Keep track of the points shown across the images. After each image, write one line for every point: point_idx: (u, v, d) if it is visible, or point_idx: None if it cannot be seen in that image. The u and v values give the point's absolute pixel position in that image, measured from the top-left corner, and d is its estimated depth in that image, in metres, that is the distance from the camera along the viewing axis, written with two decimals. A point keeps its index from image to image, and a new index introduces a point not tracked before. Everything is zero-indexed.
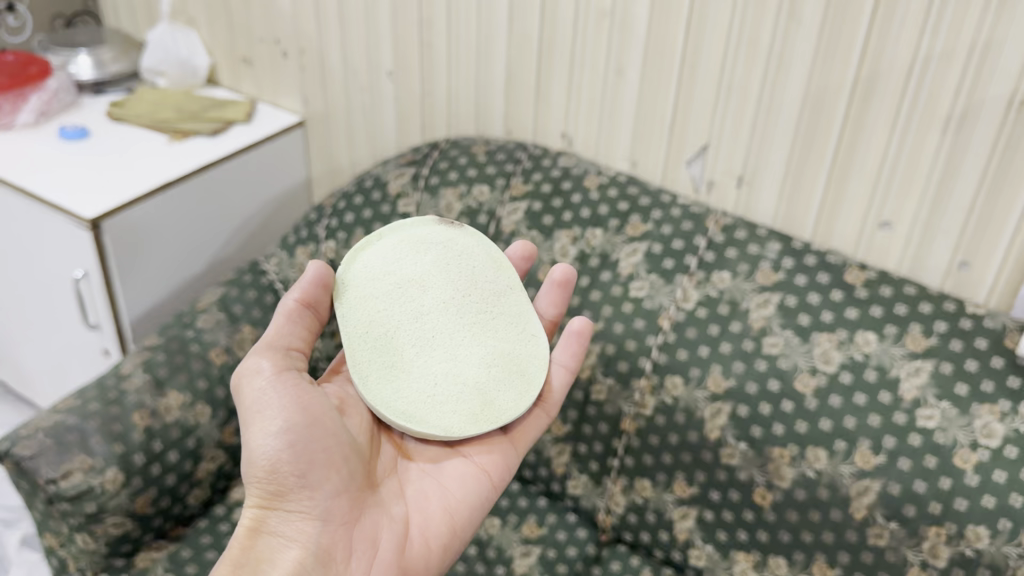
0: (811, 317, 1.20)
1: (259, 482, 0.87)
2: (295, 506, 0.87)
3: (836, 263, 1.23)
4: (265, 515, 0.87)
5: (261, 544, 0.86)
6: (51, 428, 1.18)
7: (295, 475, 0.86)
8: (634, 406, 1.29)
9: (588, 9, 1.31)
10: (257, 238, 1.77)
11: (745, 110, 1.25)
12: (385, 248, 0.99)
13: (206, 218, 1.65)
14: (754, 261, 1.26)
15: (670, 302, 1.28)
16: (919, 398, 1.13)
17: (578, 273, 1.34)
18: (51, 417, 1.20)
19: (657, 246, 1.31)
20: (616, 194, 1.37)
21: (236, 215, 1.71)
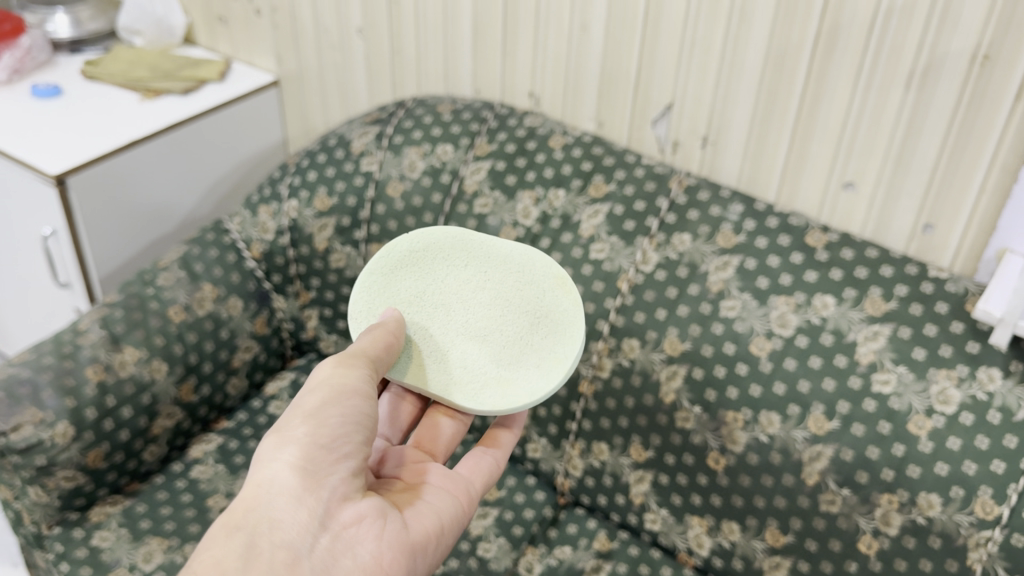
0: (770, 280, 1.18)
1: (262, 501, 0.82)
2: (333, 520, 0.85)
3: (798, 226, 1.21)
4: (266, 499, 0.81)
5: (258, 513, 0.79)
6: (2, 381, 1.17)
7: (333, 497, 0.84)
8: (591, 369, 1.27)
9: None
10: (232, 199, 1.78)
11: (707, 67, 1.22)
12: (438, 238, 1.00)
13: (179, 180, 1.65)
14: (715, 223, 1.24)
15: (630, 265, 1.25)
16: (875, 362, 1.10)
17: (540, 235, 1.32)
18: (4, 370, 1.20)
19: (619, 207, 1.29)
20: (581, 154, 1.34)
21: (209, 176, 1.70)
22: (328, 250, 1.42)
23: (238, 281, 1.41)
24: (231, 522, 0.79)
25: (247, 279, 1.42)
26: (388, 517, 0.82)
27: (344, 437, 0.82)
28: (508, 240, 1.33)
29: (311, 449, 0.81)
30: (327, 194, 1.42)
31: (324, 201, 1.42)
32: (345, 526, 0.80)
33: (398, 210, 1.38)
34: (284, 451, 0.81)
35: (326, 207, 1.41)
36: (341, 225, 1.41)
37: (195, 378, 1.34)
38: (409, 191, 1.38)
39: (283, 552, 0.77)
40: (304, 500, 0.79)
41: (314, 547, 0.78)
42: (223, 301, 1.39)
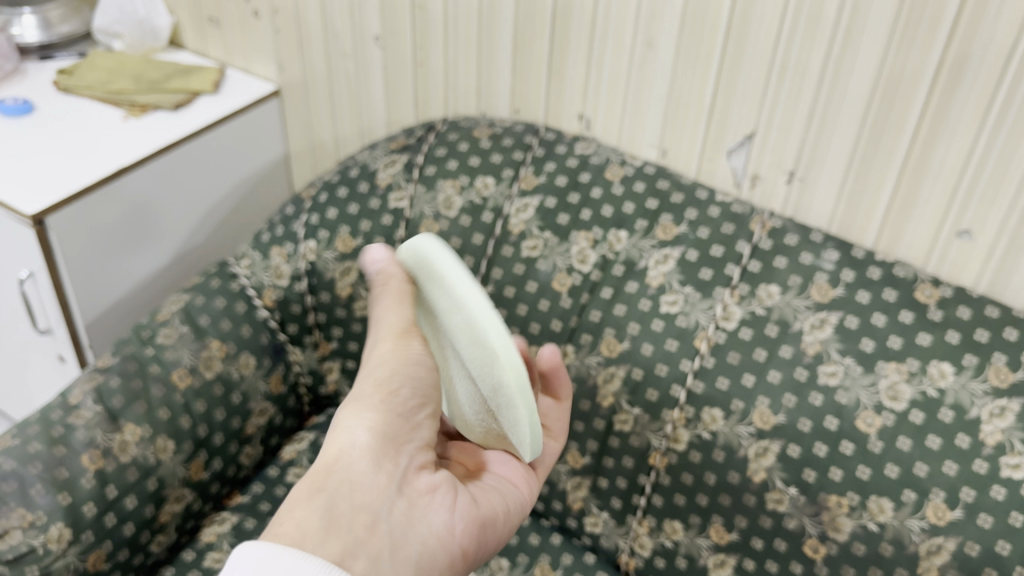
0: (876, 342, 1.02)
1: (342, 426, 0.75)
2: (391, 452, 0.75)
3: (904, 279, 1.05)
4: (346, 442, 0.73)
5: (340, 479, 0.72)
6: None
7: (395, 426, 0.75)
8: (665, 440, 1.12)
9: None
10: (234, 224, 1.60)
11: (801, 95, 1.06)
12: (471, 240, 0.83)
13: (175, 206, 1.46)
14: (808, 273, 1.08)
15: (709, 321, 1.09)
16: (1004, 443, 0.95)
17: (600, 283, 1.15)
18: None
19: (692, 251, 1.12)
20: (643, 189, 1.18)
21: (207, 201, 1.52)
22: (352, 298, 1.25)
23: (249, 334, 1.23)
24: (313, 481, 0.71)
25: (258, 331, 1.24)
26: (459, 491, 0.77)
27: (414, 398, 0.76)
28: (563, 288, 1.17)
29: (389, 414, 0.74)
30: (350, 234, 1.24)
31: (347, 241, 1.24)
32: (422, 492, 0.74)
33: None
34: (360, 417, 0.74)
35: (350, 248, 1.24)
36: (368, 269, 1.24)
37: (205, 453, 1.17)
38: (445, 232, 1.21)
39: (365, 515, 0.69)
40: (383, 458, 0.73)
41: (393, 512, 0.71)
42: (234, 360, 1.21)
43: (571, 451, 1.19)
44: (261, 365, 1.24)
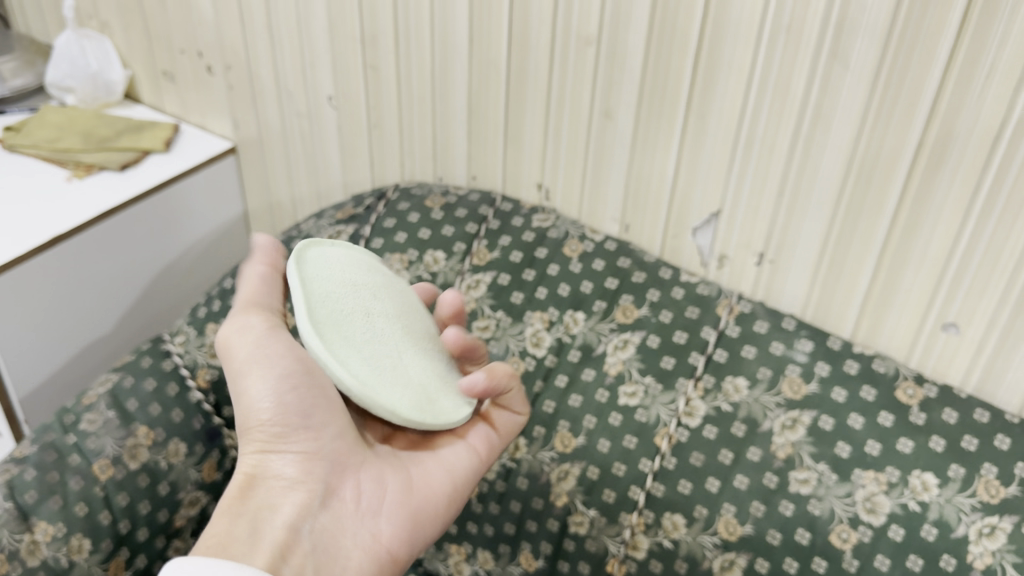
0: (852, 448, 0.92)
1: (250, 437, 0.75)
2: (295, 445, 0.75)
3: (884, 375, 0.95)
4: (264, 459, 0.75)
5: (259, 494, 0.74)
6: None
7: (296, 417, 0.75)
8: (623, 547, 0.98)
9: (568, 35, 1.04)
10: (193, 279, 1.52)
11: (770, 172, 0.97)
12: (326, 260, 0.82)
13: (127, 262, 1.38)
14: (779, 364, 0.98)
15: (671, 417, 0.99)
16: (993, 567, 0.83)
17: (554, 369, 1.06)
18: None
19: (653, 338, 1.03)
20: (603, 267, 1.09)
21: (162, 258, 1.44)
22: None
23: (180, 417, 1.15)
24: (231, 503, 0.73)
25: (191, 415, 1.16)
26: (387, 483, 0.78)
27: (313, 409, 0.75)
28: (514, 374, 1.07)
29: (287, 405, 0.75)
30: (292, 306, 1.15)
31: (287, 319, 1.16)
32: (338, 499, 0.75)
33: None
34: (261, 411, 0.74)
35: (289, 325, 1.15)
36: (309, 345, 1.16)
37: (127, 550, 1.08)
38: None
39: (284, 531, 0.71)
40: (303, 472, 0.75)
41: (314, 527, 0.73)
42: (162, 448, 1.13)
43: (524, 554, 1.05)
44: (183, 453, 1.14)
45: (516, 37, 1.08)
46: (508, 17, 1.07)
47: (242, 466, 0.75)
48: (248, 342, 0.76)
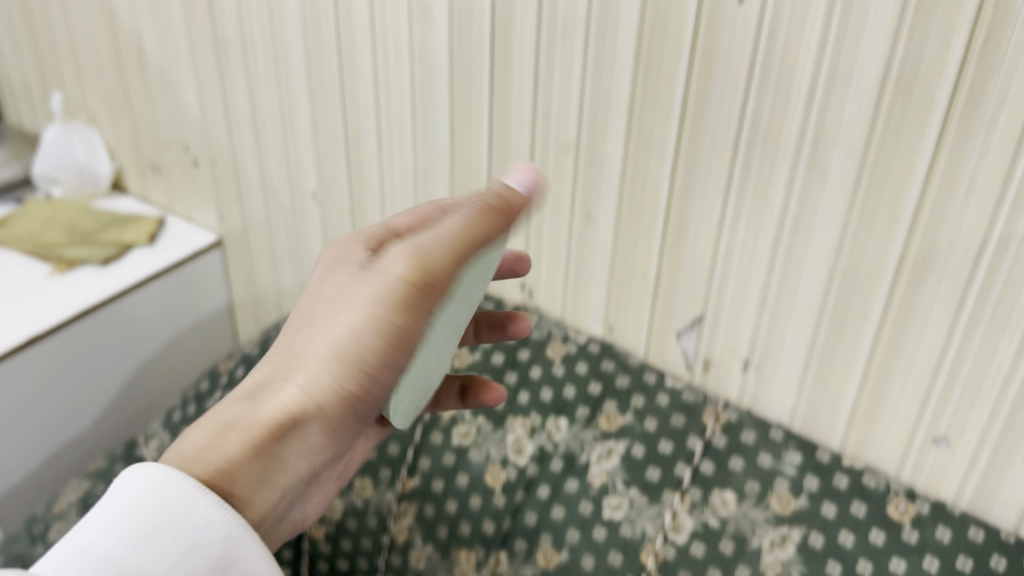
0: (845, 567, 0.88)
1: (270, 361, 0.62)
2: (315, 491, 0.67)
3: (875, 490, 0.92)
4: (273, 375, 0.61)
5: (274, 364, 0.61)
6: None
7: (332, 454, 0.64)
8: None
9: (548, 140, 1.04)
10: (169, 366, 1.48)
11: (752, 279, 0.96)
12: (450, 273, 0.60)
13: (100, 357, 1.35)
14: (767, 479, 0.95)
15: (657, 531, 0.95)
16: None
17: (536, 479, 1.03)
18: None
19: (638, 447, 1.01)
20: (586, 371, 1.09)
21: (143, 351, 1.42)
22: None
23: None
24: (242, 396, 0.60)
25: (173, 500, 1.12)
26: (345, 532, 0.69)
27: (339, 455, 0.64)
28: (496, 483, 1.03)
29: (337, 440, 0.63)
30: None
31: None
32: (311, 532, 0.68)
33: None
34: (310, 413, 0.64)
35: None
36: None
37: None
38: None
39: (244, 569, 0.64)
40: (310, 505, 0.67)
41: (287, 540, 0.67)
42: None
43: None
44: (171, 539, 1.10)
45: (496, 138, 1.08)
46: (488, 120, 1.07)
47: (253, 378, 0.61)
48: (350, 335, 0.59)
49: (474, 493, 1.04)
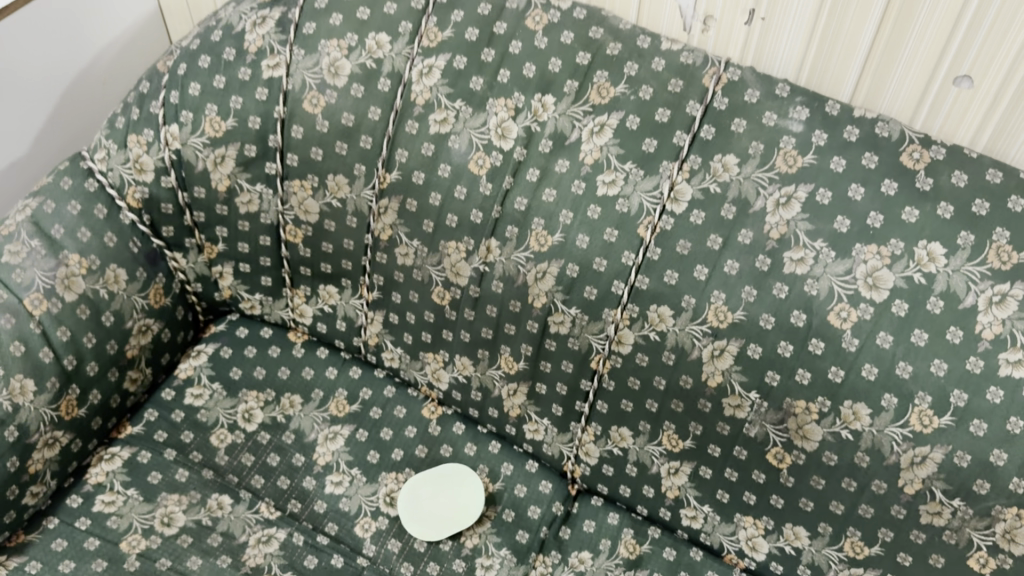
0: (732, 495, 1.02)
1: None
2: None
3: (756, 437, 0.97)
4: None
5: None
6: None
7: None
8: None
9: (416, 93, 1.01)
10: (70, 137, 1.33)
11: (634, 239, 0.96)
12: None
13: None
14: (656, 419, 1.03)
15: (571, 453, 1.12)
16: None
17: (464, 402, 1.17)
18: None
19: (543, 386, 1.09)
20: (475, 316, 1.08)
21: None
22: (190, 380, 1.20)
23: (75, 439, 1.08)
24: None
25: (92, 416, 1.09)
26: None
27: None
28: (432, 415, 1.19)
29: None
30: (188, 281, 1.20)
31: (211, 329, 1.25)
32: None
33: (282, 380, 1.20)
34: None
35: (190, 373, 1.20)
36: (220, 357, 1.22)
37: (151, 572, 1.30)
38: (312, 339, 1.23)
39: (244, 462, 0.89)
40: None
41: None
42: None
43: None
44: (114, 462, 1.11)
45: (361, 91, 1.02)
46: (347, 89, 1.02)
47: None
48: None
49: (410, 422, 1.18)
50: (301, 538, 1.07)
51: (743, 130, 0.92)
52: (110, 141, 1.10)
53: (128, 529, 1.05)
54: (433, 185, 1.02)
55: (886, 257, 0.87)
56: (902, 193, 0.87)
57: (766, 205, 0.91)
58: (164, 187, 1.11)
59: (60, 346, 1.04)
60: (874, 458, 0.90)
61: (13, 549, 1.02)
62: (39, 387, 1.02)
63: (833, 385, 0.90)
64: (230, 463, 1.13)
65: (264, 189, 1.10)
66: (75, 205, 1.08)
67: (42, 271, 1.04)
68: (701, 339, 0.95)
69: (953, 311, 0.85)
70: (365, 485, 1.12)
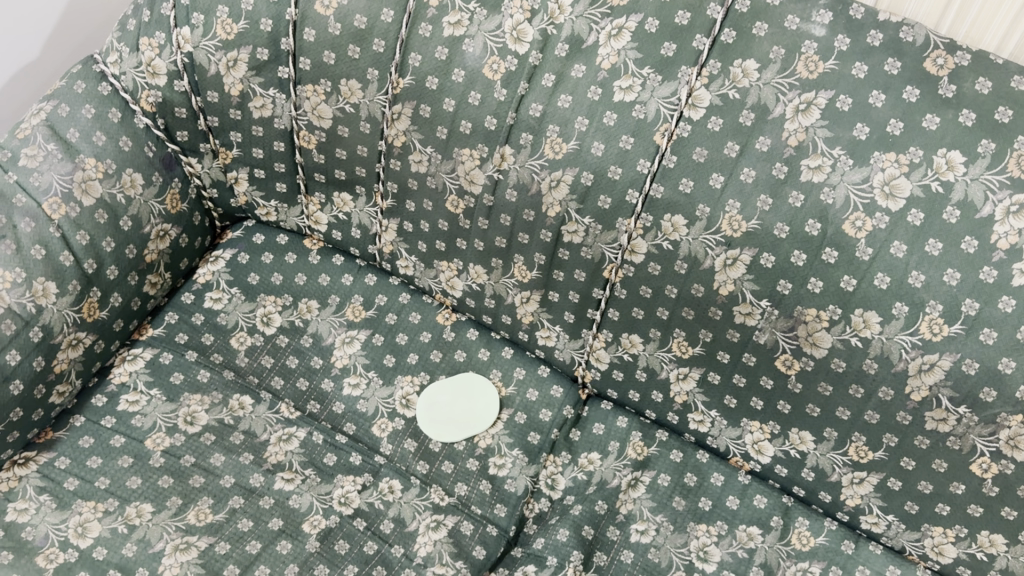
0: (739, 401, 1.04)
1: None
2: None
3: (765, 344, 0.98)
4: None
5: None
6: None
7: None
8: (534, 484, 1.09)
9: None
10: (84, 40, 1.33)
11: (651, 147, 0.95)
12: None
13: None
14: (666, 327, 1.04)
15: (582, 359, 1.13)
16: (862, 506, 1.01)
17: (478, 310, 1.18)
18: None
19: (555, 294, 1.10)
20: (489, 223, 1.08)
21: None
22: (209, 285, 1.22)
23: (98, 340, 1.10)
24: None
25: (114, 318, 1.12)
26: None
27: None
28: (446, 321, 1.20)
29: None
30: (204, 187, 1.20)
31: (228, 235, 1.27)
32: None
33: (299, 286, 1.21)
34: None
35: (211, 279, 1.22)
36: (237, 262, 1.23)
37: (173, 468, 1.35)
38: (326, 246, 1.24)
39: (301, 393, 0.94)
40: None
41: None
42: None
43: (436, 488, 1.08)
44: (137, 363, 1.14)
45: None
46: None
47: None
48: None
49: (424, 328, 1.20)
50: (320, 438, 1.10)
51: (765, 33, 0.89)
52: (121, 44, 1.09)
53: (152, 427, 1.08)
54: (446, 90, 1.01)
55: (904, 165, 0.86)
56: (924, 100, 0.85)
57: (785, 111, 0.89)
58: (177, 90, 1.10)
59: (79, 249, 1.06)
60: (881, 365, 0.92)
61: (43, 446, 1.06)
62: (61, 290, 1.04)
63: (846, 293, 0.91)
64: (251, 365, 1.16)
65: (276, 94, 1.09)
66: (89, 109, 1.08)
67: (59, 175, 1.05)
68: (715, 248, 0.96)
69: (969, 221, 0.84)
70: (381, 387, 1.15)
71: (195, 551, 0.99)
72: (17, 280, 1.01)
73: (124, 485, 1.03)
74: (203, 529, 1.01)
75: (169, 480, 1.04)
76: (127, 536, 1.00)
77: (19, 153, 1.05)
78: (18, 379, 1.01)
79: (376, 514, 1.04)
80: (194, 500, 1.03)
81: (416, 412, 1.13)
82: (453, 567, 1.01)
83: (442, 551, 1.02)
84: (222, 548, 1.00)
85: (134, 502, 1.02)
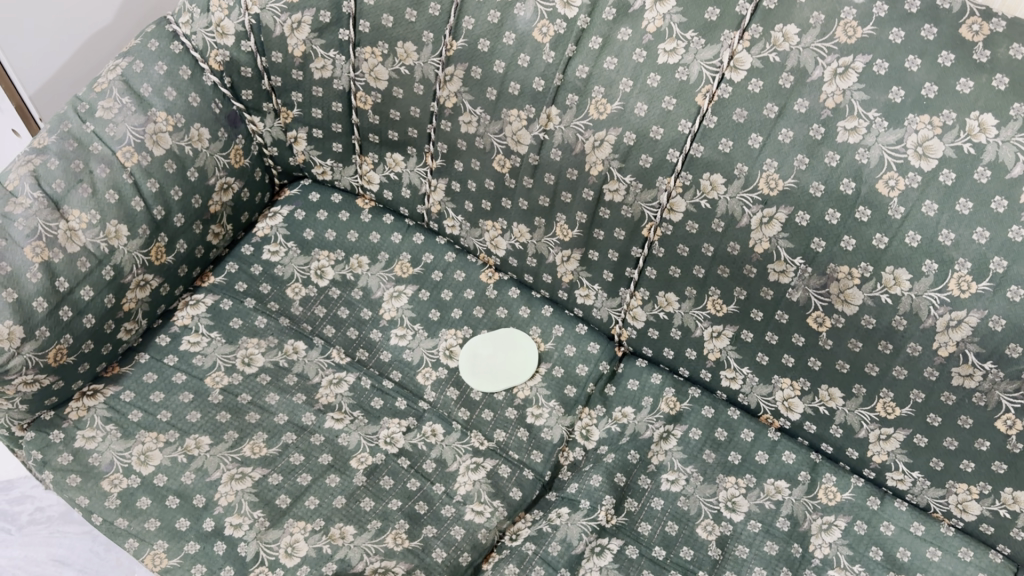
0: (771, 358, 1.08)
1: None
2: None
3: (797, 302, 1.02)
4: None
5: None
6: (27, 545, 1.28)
7: None
8: (570, 434, 1.14)
9: None
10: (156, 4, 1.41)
11: (692, 107, 0.99)
12: None
13: (82, 12, 1.30)
14: (702, 285, 1.08)
15: (620, 318, 1.18)
16: (888, 462, 1.05)
17: (520, 269, 1.23)
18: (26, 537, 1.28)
19: (595, 253, 1.14)
20: (534, 183, 1.13)
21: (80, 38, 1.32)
22: (267, 239, 1.28)
23: (163, 283, 1.17)
24: None
25: (179, 264, 1.18)
26: None
27: None
28: (489, 279, 1.25)
29: None
30: (265, 145, 1.27)
31: (285, 193, 1.33)
32: None
33: (350, 242, 1.27)
34: None
35: (268, 234, 1.28)
36: (293, 218, 1.29)
37: None
38: (377, 206, 1.30)
39: None
40: None
41: None
42: None
43: (476, 433, 1.13)
44: (199, 307, 1.21)
45: None
46: None
47: None
48: None
49: (468, 285, 1.25)
50: (368, 382, 1.16)
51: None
52: (193, 6, 1.16)
53: (212, 366, 1.15)
54: (497, 52, 1.06)
55: (937, 126, 0.89)
56: (959, 63, 0.88)
57: (824, 74, 0.93)
58: (244, 51, 1.16)
59: (149, 196, 1.13)
60: (911, 321, 0.95)
61: (110, 379, 1.13)
62: (131, 233, 1.11)
63: (877, 251, 0.94)
64: (305, 313, 1.22)
65: (337, 56, 1.14)
66: (162, 66, 1.15)
67: (133, 126, 1.12)
68: (752, 207, 0.99)
69: (1000, 181, 0.87)
70: (426, 339, 1.21)
71: (249, 480, 1.05)
72: (93, 221, 1.08)
73: (184, 418, 1.10)
74: (258, 461, 1.07)
75: (226, 415, 1.11)
76: (186, 465, 1.06)
77: (96, 105, 1.12)
78: (91, 314, 1.08)
79: (419, 454, 1.10)
80: (249, 435, 1.10)
81: (459, 363, 1.19)
82: (490, 506, 1.06)
83: (481, 491, 1.07)
84: (275, 479, 1.06)
85: (194, 434, 1.09)
